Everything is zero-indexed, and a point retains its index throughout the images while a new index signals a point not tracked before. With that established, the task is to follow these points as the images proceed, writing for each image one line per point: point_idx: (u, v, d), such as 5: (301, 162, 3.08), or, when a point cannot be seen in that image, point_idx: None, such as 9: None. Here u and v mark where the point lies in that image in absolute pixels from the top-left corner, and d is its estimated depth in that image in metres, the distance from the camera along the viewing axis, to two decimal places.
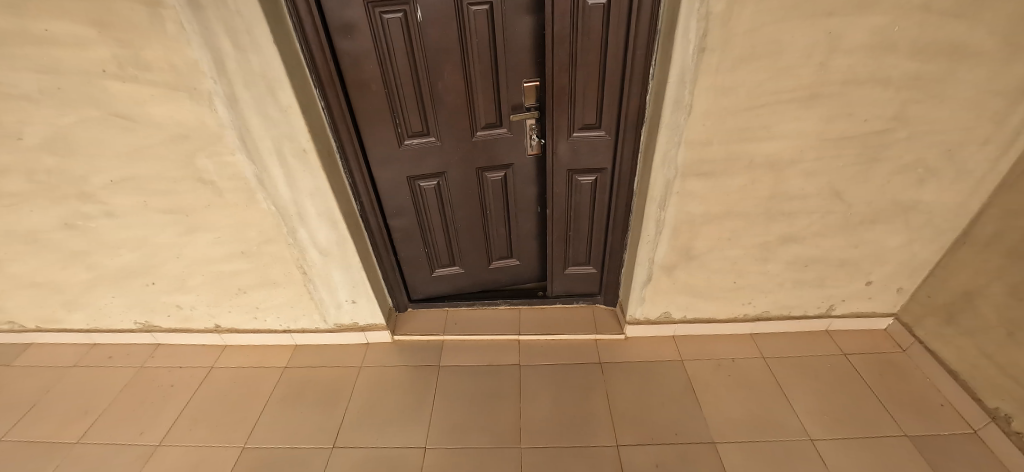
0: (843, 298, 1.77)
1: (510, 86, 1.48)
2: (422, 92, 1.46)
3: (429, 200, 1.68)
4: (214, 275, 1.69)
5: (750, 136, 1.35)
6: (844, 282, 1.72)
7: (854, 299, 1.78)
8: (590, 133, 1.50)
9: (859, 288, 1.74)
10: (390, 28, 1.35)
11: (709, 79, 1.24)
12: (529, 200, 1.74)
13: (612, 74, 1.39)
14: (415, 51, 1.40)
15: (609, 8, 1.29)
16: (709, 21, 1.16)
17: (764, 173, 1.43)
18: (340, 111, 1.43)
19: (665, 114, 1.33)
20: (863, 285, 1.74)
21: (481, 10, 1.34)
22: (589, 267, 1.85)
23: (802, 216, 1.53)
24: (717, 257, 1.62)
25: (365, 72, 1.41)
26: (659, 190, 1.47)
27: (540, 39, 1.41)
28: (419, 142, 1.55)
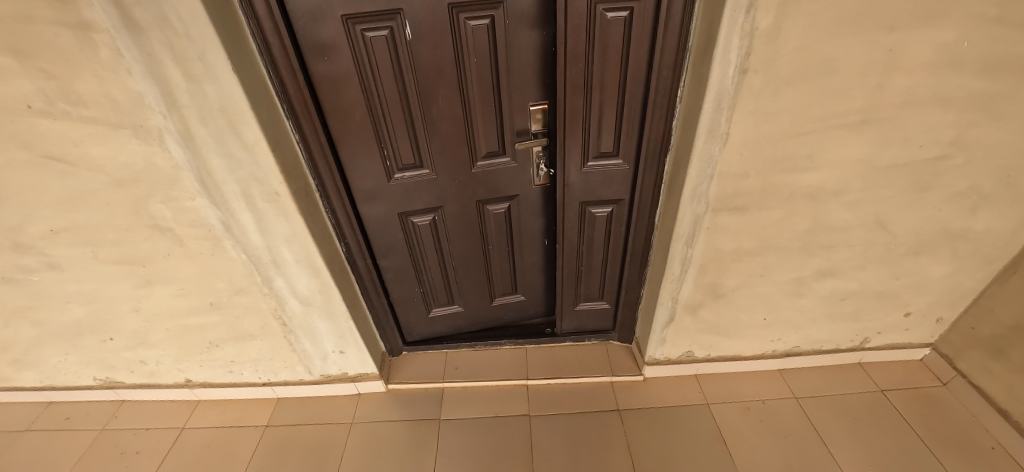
0: (878, 331, 1.62)
1: (514, 110, 1.30)
2: (413, 119, 1.27)
3: (423, 237, 1.49)
4: (181, 328, 1.49)
5: (791, 166, 1.18)
6: (880, 315, 1.57)
7: (890, 332, 1.63)
8: (607, 162, 1.32)
9: (896, 319, 1.59)
10: (374, 48, 1.15)
11: (750, 103, 1.07)
12: (535, 233, 1.55)
13: (633, 96, 1.21)
14: (404, 74, 1.20)
15: (632, 22, 1.11)
16: (753, 39, 0.98)
17: (803, 205, 1.26)
18: (318, 144, 1.23)
19: (697, 143, 1.15)
20: (901, 317, 1.59)
21: (481, 25, 1.15)
22: (602, 303, 1.67)
23: (841, 249, 1.37)
24: (746, 294, 1.46)
25: (346, 100, 1.20)
26: (686, 226, 1.29)
27: (548, 57, 1.23)
28: (411, 176, 1.35)
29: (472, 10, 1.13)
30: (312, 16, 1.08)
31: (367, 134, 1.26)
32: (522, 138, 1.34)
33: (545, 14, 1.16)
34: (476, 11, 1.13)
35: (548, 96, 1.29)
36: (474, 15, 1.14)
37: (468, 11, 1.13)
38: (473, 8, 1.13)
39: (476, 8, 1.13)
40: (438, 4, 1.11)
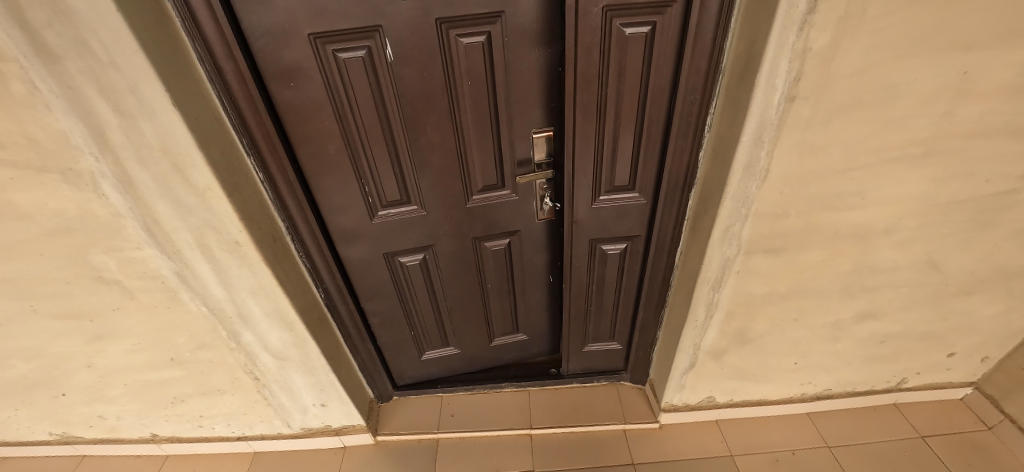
0: (917, 371, 1.46)
1: (514, 138, 1.13)
2: (397, 151, 1.09)
3: (412, 278, 1.31)
4: (141, 383, 1.32)
5: (837, 204, 1.02)
6: (922, 356, 1.41)
7: (930, 371, 1.47)
8: (622, 196, 1.15)
9: (938, 360, 1.44)
10: (349, 71, 0.97)
11: (795, 135, 0.90)
12: (538, 270, 1.39)
13: (653, 123, 1.04)
14: (385, 100, 1.02)
15: (653, 39, 0.94)
16: (805, 61, 0.82)
17: (848, 245, 1.10)
18: (286, 181, 1.05)
19: (731, 181, 0.97)
20: (943, 357, 1.43)
21: (475, 43, 0.98)
22: (614, 344, 1.50)
23: (887, 290, 1.21)
24: (777, 340, 1.29)
25: (317, 131, 1.03)
26: (714, 271, 1.12)
27: (554, 78, 1.06)
28: (396, 213, 1.18)
29: (465, 26, 0.96)
30: (274, 35, 0.90)
31: (345, 168, 1.09)
32: (523, 169, 1.17)
33: (550, 30, 0.99)
34: (470, 27, 0.96)
35: (554, 122, 1.12)
36: (467, 31, 0.96)
37: (460, 27, 0.96)
38: (465, 24, 0.95)
39: (469, 23, 0.95)
40: (424, 20, 0.93)
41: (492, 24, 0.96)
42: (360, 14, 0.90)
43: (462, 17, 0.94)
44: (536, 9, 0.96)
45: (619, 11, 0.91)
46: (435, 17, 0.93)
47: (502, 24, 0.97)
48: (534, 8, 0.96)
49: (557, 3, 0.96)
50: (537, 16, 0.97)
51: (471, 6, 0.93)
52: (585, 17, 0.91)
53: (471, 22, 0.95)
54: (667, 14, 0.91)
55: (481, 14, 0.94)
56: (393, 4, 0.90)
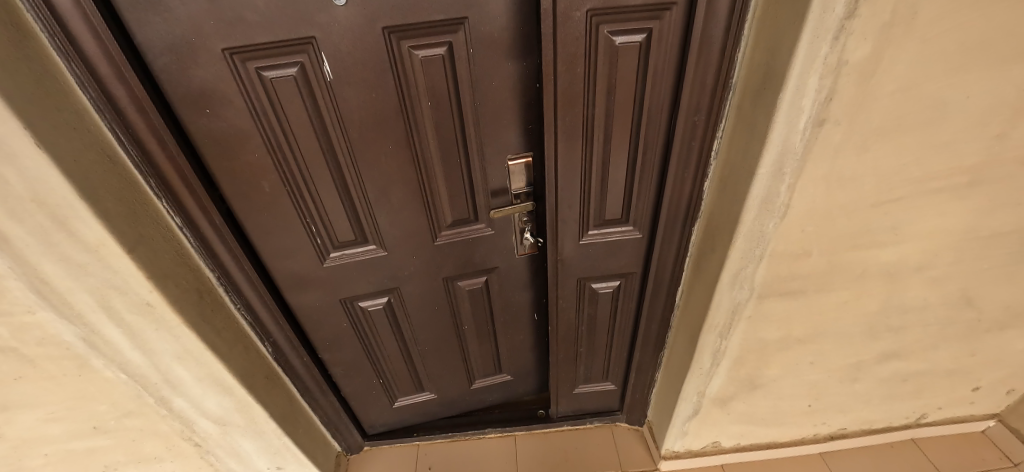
0: (939, 406, 1.32)
1: (487, 165, 0.96)
2: (346, 185, 0.92)
3: (376, 324, 1.14)
4: (64, 453, 1.10)
5: (865, 241, 0.87)
6: (946, 392, 1.27)
7: (953, 406, 1.33)
8: (613, 230, 0.99)
9: (962, 394, 1.29)
10: (279, 93, 0.79)
11: (821, 165, 0.75)
12: (521, 308, 1.22)
13: (648, 148, 0.88)
14: (327, 127, 0.85)
15: (648, 50, 0.78)
16: (838, 77, 0.66)
17: (874, 283, 0.94)
18: (210, 224, 0.88)
19: (744, 220, 0.81)
20: (968, 392, 1.28)
21: (434, 56, 0.81)
22: (608, 384, 1.34)
23: (914, 328, 1.06)
24: (791, 383, 1.14)
25: (247, 164, 0.85)
26: (721, 317, 0.96)
27: (531, 96, 0.89)
28: (351, 255, 1.00)
29: (420, 37, 0.79)
30: (180, 50, 0.72)
31: (285, 207, 0.91)
32: (499, 199, 1.01)
33: (526, 39, 0.82)
34: (427, 37, 0.79)
35: (532, 146, 0.95)
36: (423, 43, 0.79)
37: (414, 38, 0.78)
38: (420, 34, 0.78)
39: (425, 32, 0.78)
40: (369, 30, 0.76)
41: (452, 33, 0.79)
42: (287, 24, 0.73)
43: (416, 26, 0.77)
44: (507, 13, 0.78)
45: (608, 16, 0.74)
46: (382, 26, 0.76)
47: (465, 33, 0.79)
48: (505, 13, 0.78)
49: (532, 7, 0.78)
50: (508, 23, 0.80)
51: (426, 13, 0.75)
52: (566, 24, 0.74)
53: (428, 31, 0.78)
54: (665, 19, 0.75)
55: (439, 22, 0.77)
56: (327, 12, 0.73)
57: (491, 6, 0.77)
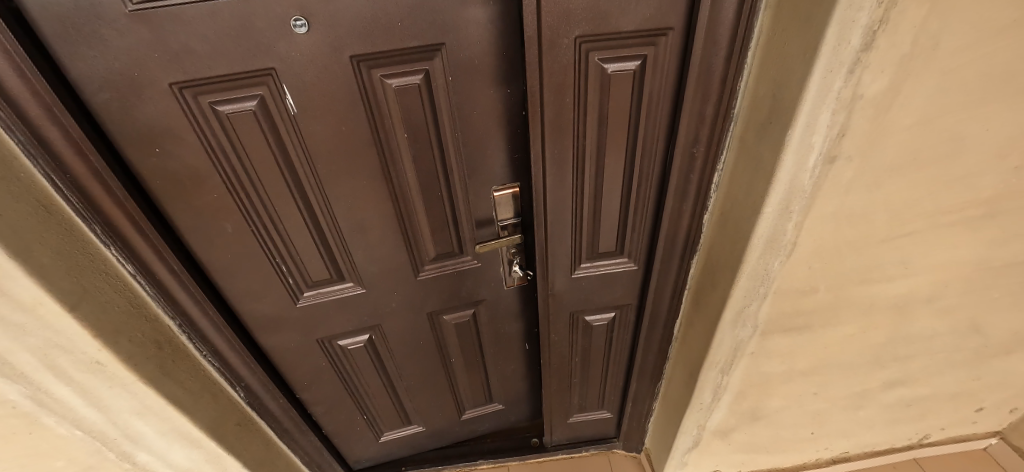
0: (941, 426, 1.27)
1: (471, 197, 0.89)
2: (317, 223, 0.84)
3: (357, 361, 1.07)
4: None
5: (873, 276, 0.82)
6: (948, 414, 1.23)
7: (956, 426, 1.29)
8: (607, 263, 0.93)
9: (966, 415, 1.25)
10: (237, 129, 0.72)
11: (830, 202, 0.69)
12: (511, 339, 1.16)
13: (643, 179, 0.82)
14: (294, 164, 0.77)
15: (642, 78, 0.71)
16: (851, 112, 0.60)
17: (881, 314, 0.89)
18: (167, 270, 0.80)
19: (748, 259, 0.75)
20: (971, 412, 1.25)
21: (409, 85, 0.73)
22: (604, 413, 1.28)
23: (921, 356, 1.02)
24: (794, 413, 1.09)
25: (206, 205, 0.78)
26: (723, 354, 0.90)
27: (517, 124, 0.82)
28: (326, 294, 0.93)
29: (393, 64, 0.71)
30: (120, 86, 0.64)
31: (252, 247, 0.84)
32: (485, 231, 0.94)
33: (510, 65, 0.75)
34: (401, 65, 0.72)
35: (519, 176, 0.88)
36: (397, 71, 0.72)
37: (387, 66, 0.71)
38: (394, 62, 0.71)
39: (399, 60, 0.71)
40: (336, 59, 0.68)
41: (428, 60, 0.72)
42: (243, 55, 0.65)
43: (389, 54, 0.70)
44: (488, 39, 0.72)
45: (598, 42, 0.68)
46: (350, 55, 0.69)
47: (443, 60, 0.72)
48: (486, 39, 0.72)
49: (515, 31, 0.72)
50: (489, 49, 0.73)
51: (399, 39, 0.68)
52: (553, 52, 0.67)
53: (401, 58, 0.71)
54: (661, 46, 0.69)
55: (413, 49, 0.70)
56: (288, 40, 0.65)
57: (471, 31, 0.70)
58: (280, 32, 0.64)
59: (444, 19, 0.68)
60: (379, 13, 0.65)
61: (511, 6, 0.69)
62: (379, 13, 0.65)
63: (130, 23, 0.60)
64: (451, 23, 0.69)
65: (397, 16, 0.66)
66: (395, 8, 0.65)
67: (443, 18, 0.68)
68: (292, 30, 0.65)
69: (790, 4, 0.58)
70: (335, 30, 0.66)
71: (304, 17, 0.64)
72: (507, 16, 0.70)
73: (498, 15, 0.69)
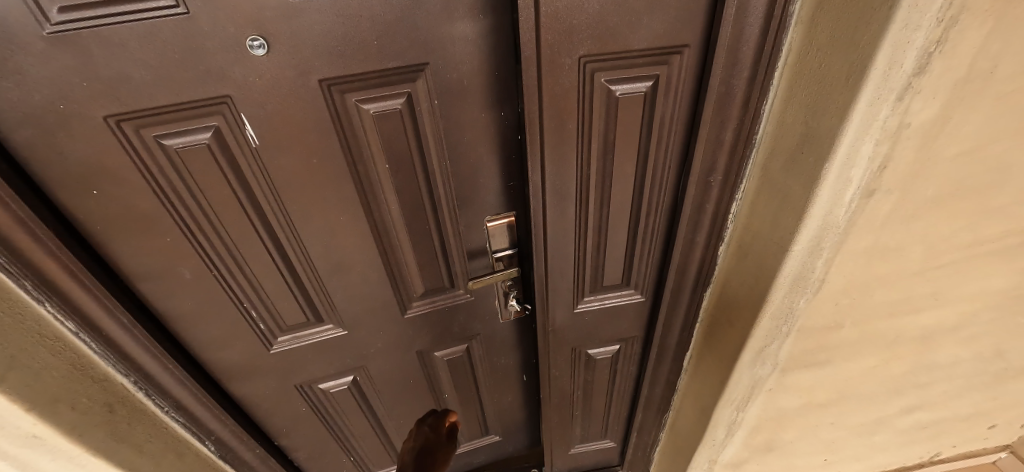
0: (954, 444, 1.21)
1: (462, 229, 0.79)
2: (289, 264, 0.75)
3: (341, 404, 0.98)
4: None
5: (902, 309, 0.75)
6: (962, 433, 1.17)
7: (968, 444, 1.23)
8: (612, 296, 0.86)
9: (979, 433, 1.20)
10: (190, 166, 0.62)
11: (864, 237, 0.63)
12: (508, 371, 1.07)
13: (652, 208, 0.74)
14: (258, 201, 0.67)
15: (654, 100, 0.63)
16: (896, 142, 0.53)
17: (906, 345, 0.83)
18: (117, 325, 0.69)
19: (772, 299, 0.68)
20: (985, 429, 1.19)
21: (389, 110, 0.64)
22: (607, 442, 1.21)
23: (941, 382, 0.96)
24: (808, 443, 1.03)
25: (159, 249, 0.68)
26: (739, 392, 0.83)
27: (512, 149, 0.73)
28: (304, 337, 0.84)
29: (369, 88, 0.61)
30: (45, 121, 0.54)
31: (216, 292, 0.74)
32: (479, 263, 0.85)
33: (505, 85, 0.66)
34: (378, 88, 0.62)
35: (514, 204, 0.80)
36: (375, 95, 0.62)
37: (362, 90, 0.61)
38: (371, 85, 0.61)
39: (376, 83, 0.61)
40: (303, 84, 0.59)
41: (410, 82, 0.62)
42: (193, 82, 0.56)
43: (365, 76, 0.60)
44: (479, 57, 0.63)
45: (607, 61, 0.59)
46: (320, 79, 0.59)
47: (427, 82, 0.63)
48: (477, 57, 0.62)
49: (509, 48, 0.63)
50: (480, 69, 0.64)
51: (376, 60, 0.59)
52: (555, 73, 0.59)
53: (379, 81, 0.61)
54: (675, 65, 0.61)
55: (393, 70, 0.60)
56: (246, 63, 0.56)
57: (459, 50, 0.61)
58: (234, 54, 0.55)
59: (427, 36, 0.59)
60: (352, 31, 0.56)
61: (504, 20, 0.60)
62: (351, 31, 0.56)
63: (49, 48, 0.50)
64: (436, 40, 0.59)
65: (373, 34, 0.57)
66: (370, 25, 0.56)
67: (427, 35, 0.59)
68: (248, 52, 0.55)
69: (827, 21, 0.51)
70: (301, 51, 0.56)
71: (262, 36, 0.54)
72: (500, 31, 0.61)
73: (490, 31, 0.61)
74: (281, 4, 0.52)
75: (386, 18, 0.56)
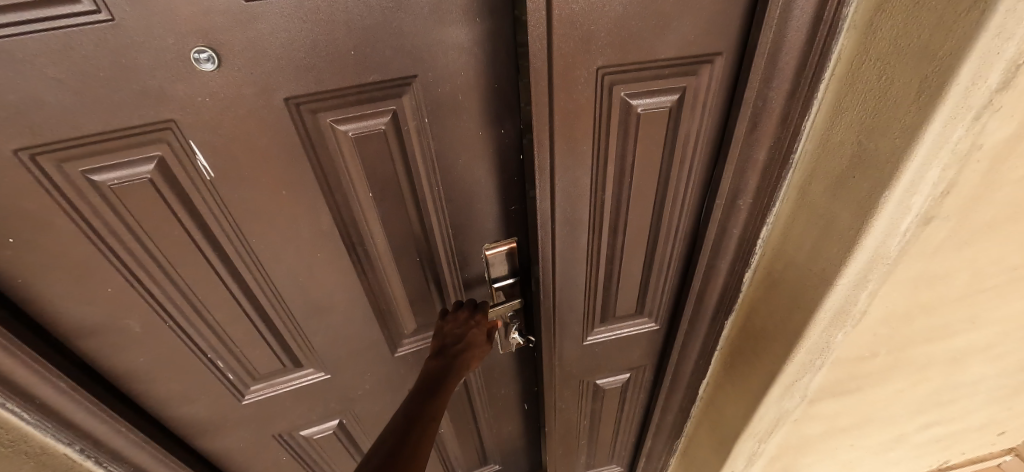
0: (963, 452, 1.11)
1: (458, 259, 0.70)
2: (261, 307, 0.65)
3: (327, 448, 0.89)
4: None
5: (940, 333, 0.69)
6: (971, 441, 1.07)
7: (973, 450, 1.12)
8: (622, 327, 0.80)
9: (988, 439, 1.10)
10: (131, 205, 0.51)
11: (914, 265, 0.56)
12: (508, 401, 0.99)
13: (670, 232, 0.67)
14: (218, 241, 0.57)
15: (678, 116, 0.56)
16: (965, 166, 0.46)
17: (939, 369, 0.77)
18: (55, 393, 0.57)
19: (810, 334, 0.61)
20: (994, 437, 1.09)
21: (371, 131, 0.54)
22: (613, 467, 1.14)
23: (966, 400, 0.91)
24: (827, 465, 0.97)
25: (102, 300, 0.57)
26: (764, 426, 0.76)
27: (514, 170, 0.64)
28: (286, 383, 0.75)
29: (346, 106, 0.51)
30: None
31: (175, 342, 0.64)
32: (477, 293, 0.76)
33: (506, 100, 0.57)
34: (357, 106, 0.52)
35: (516, 229, 0.70)
36: (354, 114, 0.52)
37: (338, 108, 0.51)
38: (348, 103, 0.51)
39: (354, 100, 0.51)
40: (264, 104, 0.48)
41: (395, 99, 0.52)
42: (126, 105, 0.45)
43: (340, 92, 0.50)
44: (475, 68, 0.53)
45: (627, 72, 0.51)
46: (286, 98, 0.49)
47: (415, 98, 0.53)
48: (473, 69, 0.53)
49: (510, 56, 0.54)
50: (478, 82, 0.54)
51: (353, 73, 0.49)
52: (569, 87, 0.50)
53: (358, 97, 0.51)
54: (706, 76, 0.53)
55: (374, 84, 0.50)
56: (193, 81, 0.45)
57: (452, 60, 0.51)
58: (177, 70, 0.44)
59: (415, 45, 0.49)
60: (323, 39, 0.46)
61: (506, 25, 0.51)
62: (322, 39, 0.46)
63: None
64: (425, 49, 0.50)
65: (349, 43, 0.47)
66: (346, 34, 0.46)
67: (413, 43, 0.49)
68: (194, 67, 0.44)
69: (892, 28, 0.43)
70: (261, 66, 0.46)
71: (210, 47, 0.44)
72: (501, 39, 0.52)
73: (488, 37, 0.51)
74: (233, 8, 0.42)
75: (364, 23, 0.46)
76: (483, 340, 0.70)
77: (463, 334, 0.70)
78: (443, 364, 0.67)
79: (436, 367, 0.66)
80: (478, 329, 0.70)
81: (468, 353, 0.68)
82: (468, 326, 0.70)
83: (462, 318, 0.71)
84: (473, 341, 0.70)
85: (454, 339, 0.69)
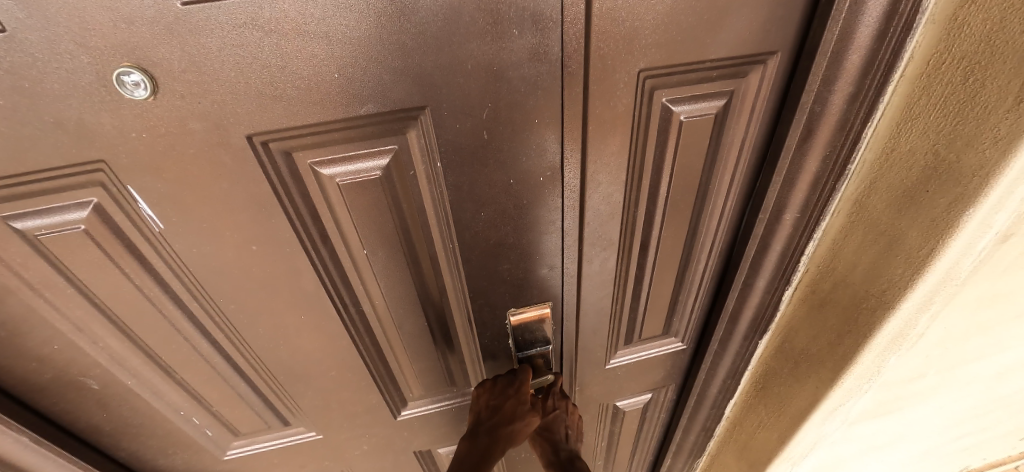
0: (982, 456, 0.98)
1: (474, 322, 0.59)
2: (239, 362, 0.55)
3: None
4: None
5: (995, 351, 0.62)
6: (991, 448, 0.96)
7: (994, 456, 1.00)
8: (650, 348, 0.74)
9: (1013, 445, 0.99)
10: (72, 254, 0.42)
11: (983, 284, 0.49)
12: (529, 460, 0.88)
13: (705, 248, 0.61)
14: (182, 294, 0.47)
15: (723, 122, 0.50)
16: None
17: (987, 386, 0.71)
18: (17, 447, 0.49)
19: (862, 359, 0.54)
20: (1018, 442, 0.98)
21: (363, 177, 0.44)
22: None
23: (1007, 415, 0.84)
24: None
25: (46, 360, 0.47)
26: (799, 448, 0.70)
27: (550, 222, 0.52)
28: (276, 441, 0.67)
29: (331, 145, 0.42)
30: None
31: (141, 400, 0.55)
32: (499, 364, 0.66)
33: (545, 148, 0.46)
34: (347, 145, 0.42)
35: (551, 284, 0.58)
36: (343, 156, 0.42)
37: (320, 147, 0.41)
38: (334, 140, 0.41)
39: (342, 137, 0.41)
40: (218, 142, 0.38)
41: (396, 135, 0.42)
42: (48, 137, 0.35)
43: (323, 128, 0.40)
44: (491, 92, 0.41)
45: (671, 75, 0.44)
46: (254, 136, 0.39)
47: (425, 135, 0.43)
48: (502, 97, 0.41)
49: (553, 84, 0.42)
50: (503, 115, 0.42)
51: (336, 103, 0.39)
52: (603, 94, 0.43)
53: (346, 133, 0.41)
54: (756, 79, 0.47)
55: (366, 117, 0.40)
56: (127, 111, 0.35)
57: (464, 87, 0.40)
58: (98, 99, 0.34)
59: (425, 65, 0.38)
60: (294, 55, 0.35)
61: (556, 37, 0.39)
62: (292, 57, 0.35)
63: None
64: (439, 74, 0.39)
65: (330, 63, 0.36)
66: (326, 49, 0.36)
67: (420, 60, 0.38)
68: (120, 95, 0.34)
69: (983, 21, 0.36)
70: (209, 93, 0.36)
71: (137, 67, 0.33)
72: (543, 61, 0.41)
73: (527, 58, 0.39)
74: (166, 15, 0.32)
75: (353, 35, 0.35)
76: (525, 407, 0.60)
77: (500, 404, 0.60)
78: (479, 451, 0.57)
79: (477, 451, 0.57)
80: (517, 397, 0.60)
81: (510, 433, 0.59)
82: (505, 395, 0.61)
83: (497, 385, 0.62)
84: (512, 411, 0.60)
85: (489, 417, 0.60)
